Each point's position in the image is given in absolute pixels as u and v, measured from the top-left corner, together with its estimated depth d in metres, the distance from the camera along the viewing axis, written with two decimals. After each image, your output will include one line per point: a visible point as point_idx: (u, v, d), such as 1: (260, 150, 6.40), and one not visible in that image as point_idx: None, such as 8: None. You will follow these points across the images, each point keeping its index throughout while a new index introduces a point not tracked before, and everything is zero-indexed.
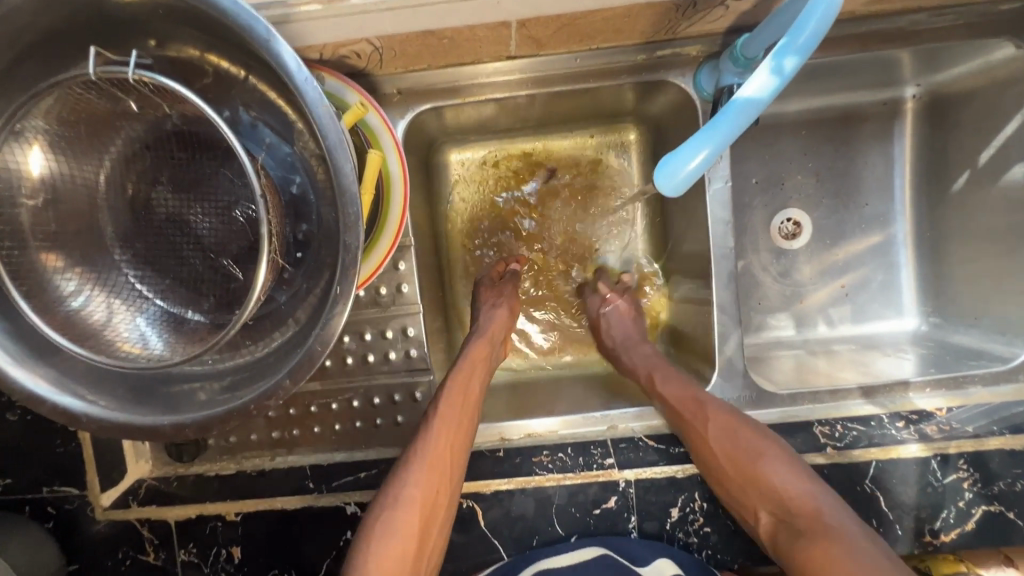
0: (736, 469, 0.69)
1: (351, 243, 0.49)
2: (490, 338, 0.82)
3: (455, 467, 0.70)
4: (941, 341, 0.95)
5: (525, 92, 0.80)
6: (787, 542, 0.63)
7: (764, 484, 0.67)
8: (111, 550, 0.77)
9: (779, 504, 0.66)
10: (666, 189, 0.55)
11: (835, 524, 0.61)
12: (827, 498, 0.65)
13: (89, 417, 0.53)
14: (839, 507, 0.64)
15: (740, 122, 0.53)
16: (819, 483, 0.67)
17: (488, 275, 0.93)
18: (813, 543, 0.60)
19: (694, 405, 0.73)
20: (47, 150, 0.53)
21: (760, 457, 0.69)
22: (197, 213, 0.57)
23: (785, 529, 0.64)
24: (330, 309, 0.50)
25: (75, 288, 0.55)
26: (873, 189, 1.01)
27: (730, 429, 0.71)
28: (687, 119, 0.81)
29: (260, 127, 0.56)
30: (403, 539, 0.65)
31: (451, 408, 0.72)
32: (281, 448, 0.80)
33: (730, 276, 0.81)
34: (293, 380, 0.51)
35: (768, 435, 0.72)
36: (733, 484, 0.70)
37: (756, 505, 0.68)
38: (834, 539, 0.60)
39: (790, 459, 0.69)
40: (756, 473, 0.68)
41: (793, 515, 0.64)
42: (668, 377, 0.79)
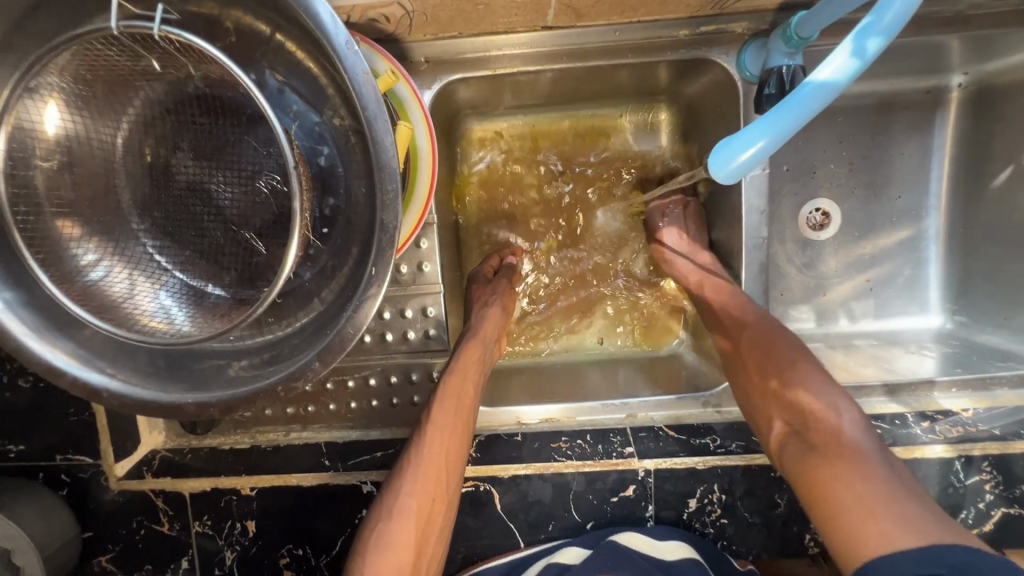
0: (761, 379, 0.66)
1: (388, 222, 0.47)
2: (482, 338, 0.77)
3: (450, 472, 0.69)
4: (966, 341, 0.94)
5: (555, 66, 0.76)
6: (798, 453, 0.59)
7: (788, 396, 0.62)
8: (126, 519, 0.77)
9: (797, 413, 0.61)
10: (719, 176, 0.53)
11: (857, 444, 0.56)
12: (858, 417, 0.59)
13: (111, 392, 0.51)
14: (868, 429, 0.58)
15: (812, 105, 0.49)
16: (850, 401, 0.60)
17: (482, 270, 0.88)
18: (824, 458, 0.56)
19: (734, 314, 0.73)
20: (62, 106, 0.50)
21: (789, 367, 0.64)
22: (220, 181, 0.54)
23: (797, 440, 0.60)
24: (364, 291, 0.48)
25: (94, 258, 0.53)
26: (908, 181, 0.98)
27: (759, 341, 0.69)
28: (725, 99, 0.78)
29: (287, 92, 0.52)
30: (398, 551, 0.65)
31: (443, 413, 0.70)
32: (296, 424, 0.80)
33: (761, 266, 0.79)
34: (322, 362, 0.50)
35: (805, 351, 0.67)
36: (758, 393, 0.67)
37: (775, 416, 0.64)
38: (849, 460, 0.55)
39: (824, 374, 0.63)
40: (780, 383, 0.64)
41: (812, 427, 0.59)
42: (715, 281, 0.78)
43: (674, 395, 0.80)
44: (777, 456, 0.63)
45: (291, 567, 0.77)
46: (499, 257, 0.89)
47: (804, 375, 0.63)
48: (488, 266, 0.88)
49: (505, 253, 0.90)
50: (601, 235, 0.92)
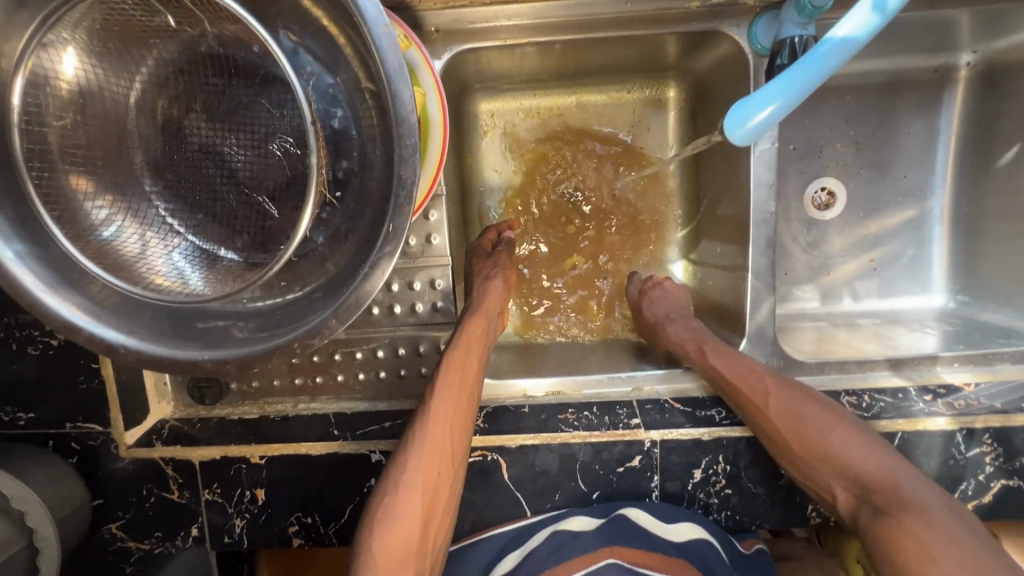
0: (805, 448, 0.68)
1: (406, 178, 0.47)
2: (485, 313, 0.77)
3: (454, 445, 0.70)
4: (968, 319, 0.95)
5: (564, 37, 0.76)
6: (867, 520, 0.62)
7: (839, 461, 0.66)
8: (136, 487, 0.77)
9: (854, 479, 0.64)
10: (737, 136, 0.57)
11: (916, 498, 0.60)
12: (909, 471, 0.63)
13: (128, 348, 0.51)
14: (921, 481, 0.62)
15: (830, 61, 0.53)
16: (895, 456, 0.65)
17: (480, 245, 0.87)
18: (895, 521, 0.59)
19: (753, 377, 0.72)
20: (81, 53, 0.50)
21: (828, 429, 0.68)
22: (232, 144, 0.54)
23: (864, 505, 0.63)
24: (381, 248, 0.48)
25: (107, 218, 0.53)
26: (913, 161, 0.98)
27: (790, 406, 0.70)
28: (734, 74, 0.78)
29: (301, 53, 0.52)
30: (406, 524, 0.65)
31: (448, 386, 0.71)
32: (304, 395, 0.81)
33: (768, 241, 0.80)
34: (339, 319, 0.50)
35: (839, 410, 0.70)
36: (802, 459, 0.68)
37: (832, 483, 0.66)
38: (917, 516, 0.58)
39: (865, 434, 0.67)
40: (828, 451, 0.66)
41: (873, 491, 0.63)
42: (719, 349, 0.76)
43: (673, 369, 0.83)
44: (847, 521, 0.66)
45: (300, 535, 0.78)
46: (496, 231, 0.89)
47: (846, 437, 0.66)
48: (485, 241, 0.87)
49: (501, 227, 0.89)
50: (609, 214, 0.92)
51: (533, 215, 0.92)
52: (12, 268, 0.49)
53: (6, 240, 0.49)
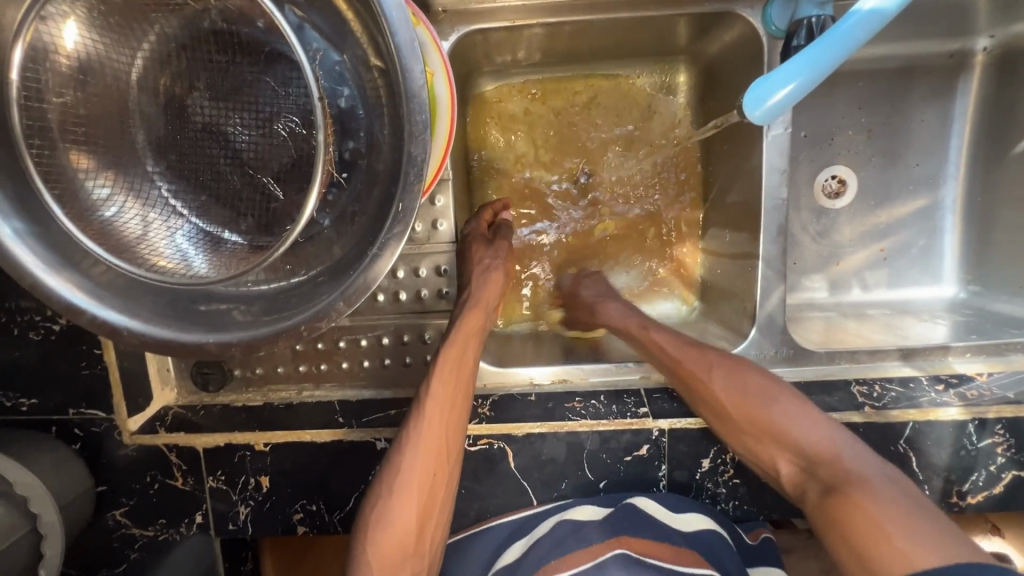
0: (751, 423, 0.69)
1: (416, 155, 0.47)
2: (483, 306, 0.73)
3: (451, 439, 0.69)
4: (980, 309, 0.93)
5: (576, 17, 0.76)
6: (813, 494, 0.62)
7: (783, 434, 0.66)
8: (140, 473, 0.77)
9: (799, 452, 0.65)
10: (754, 115, 0.57)
11: (858, 470, 0.60)
12: (854, 444, 0.63)
13: (130, 331, 0.50)
14: (866, 452, 0.62)
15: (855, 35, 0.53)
16: (840, 429, 0.65)
17: (478, 228, 0.80)
18: (840, 495, 0.58)
19: (696, 354, 0.75)
20: (82, 24, 0.48)
21: (769, 402, 0.69)
22: (236, 123, 0.53)
23: (809, 478, 0.63)
24: (390, 229, 0.48)
25: (108, 197, 0.52)
26: (926, 148, 0.96)
27: (735, 382, 0.71)
28: (747, 57, 0.76)
29: (307, 29, 0.51)
30: (400, 527, 0.65)
31: (443, 385, 0.69)
32: (309, 382, 0.80)
33: (779, 228, 0.79)
34: (346, 302, 0.49)
35: (785, 386, 0.71)
36: (746, 434, 0.69)
37: (777, 457, 0.67)
38: (860, 486, 0.58)
39: (807, 407, 0.68)
40: (771, 424, 0.67)
41: (817, 464, 0.63)
42: (661, 327, 0.79)
43: None
44: (794, 496, 0.66)
45: (304, 522, 0.78)
46: (493, 214, 0.83)
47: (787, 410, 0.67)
48: (482, 223, 0.81)
49: (499, 208, 0.84)
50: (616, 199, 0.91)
51: (538, 202, 0.91)
52: (8, 244, 0.48)
53: (4, 216, 0.48)
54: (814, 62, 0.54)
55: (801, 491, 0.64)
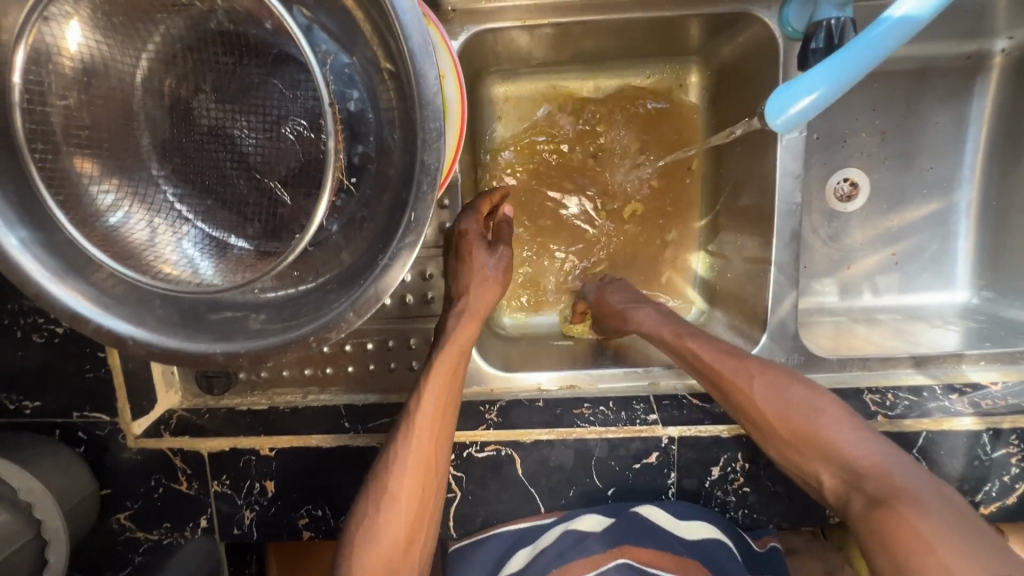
0: (792, 431, 0.64)
1: (429, 164, 0.46)
2: (475, 317, 0.71)
3: (440, 452, 0.69)
4: (993, 316, 0.92)
5: (588, 17, 0.74)
6: (858, 510, 0.58)
7: (828, 445, 0.62)
8: (144, 477, 0.76)
9: (845, 466, 0.60)
10: (776, 122, 0.56)
11: (910, 487, 0.56)
12: (903, 462, 0.59)
13: (137, 340, 0.49)
14: (917, 471, 0.58)
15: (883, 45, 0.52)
16: (888, 444, 0.61)
17: (474, 224, 0.73)
18: (891, 512, 0.55)
19: (735, 361, 0.69)
20: (85, 25, 0.47)
21: (816, 413, 0.64)
22: (243, 127, 0.51)
23: (852, 493, 0.59)
24: (402, 238, 0.47)
25: (113, 203, 0.51)
26: (941, 152, 0.95)
27: (776, 390, 0.66)
28: (761, 59, 0.75)
29: (316, 30, 0.49)
30: (389, 542, 0.66)
31: (432, 401, 0.68)
32: (314, 386, 0.80)
33: (792, 234, 0.77)
34: (356, 313, 0.48)
35: (830, 396, 0.66)
36: (789, 445, 0.64)
37: (818, 469, 0.62)
38: (912, 503, 0.55)
39: (855, 420, 0.63)
40: (817, 436, 0.63)
41: (864, 479, 0.59)
42: (696, 334, 0.74)
43: None
44: (835, 511, 0.62)
45: (310, 527, 0.77)
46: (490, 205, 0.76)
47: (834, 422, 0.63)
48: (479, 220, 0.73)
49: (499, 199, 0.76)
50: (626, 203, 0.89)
51: (547, 204, 0.89)
52: (16, 255, 0.47)
53: (10, 226, 0.47)
54: (840, 70, 0.53)
55: (844, 506, 0.59)
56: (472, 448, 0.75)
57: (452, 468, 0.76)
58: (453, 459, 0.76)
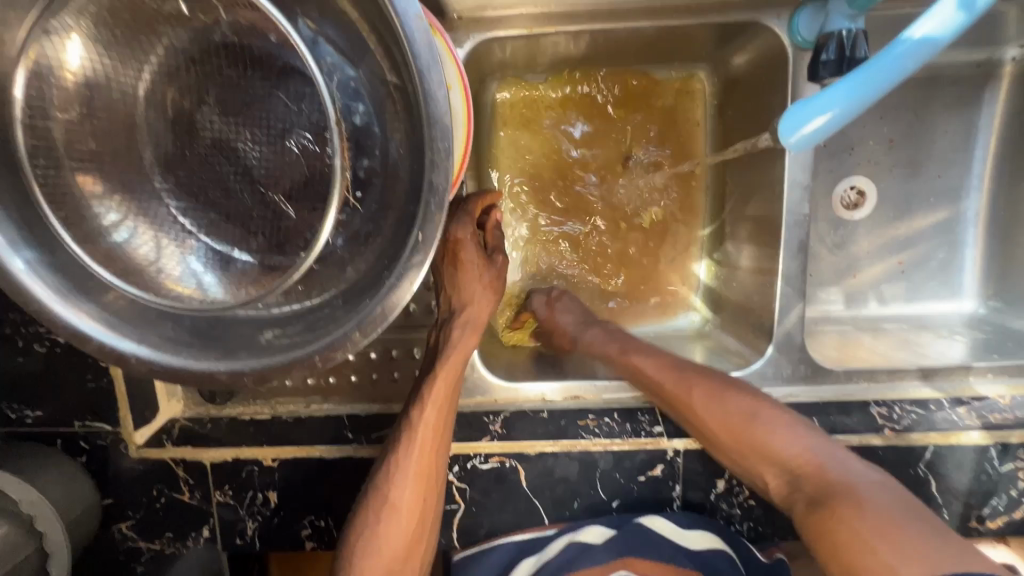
0: (735, 438, 0.69)
1: (437, 184, 0.45)
2: (475, 326, 0.69)
3: (440, 462, 0.69)
4: (1000, 326, 0.92)
5: (594, 26, 0.74)
6: (799, 507, 0.63)
7: (767, 448, 0.67)
8: (145, 487, 0.76)
9: (785, 466, 0.66)
10: (789, 142, 0.56)
11: (843, 480, 0.62)
12: (835, 452, 0.65)
13: (140, 359, 0.49)
14: (849, 460, 0.64)
15: (907, 60, 0.51)
16: (821, 439, 0.67)
17: (467, 229, 0.70)
18: (829, 511, 0.59)
19: (677, 375, 0.72)
20: (86, 40, 0.46)
21: (754, 420, 0.68)
22: (247, 140, 0.51)
23: (795, 491, 0.64)
24: (409, 258, 0.46)
25: (117, 220, 0.50)
26: (950, 160, 0.93)
27: (716, 400, 0.70)
28: (771, 68, 0.74)
29: (321, 43, 0.48)
30: (389, 550, 0.66)
31: (432, 414, 0.67)
32: (316, 395, 0.77)
33: (799, 246, 0.76)
34: (363, 332, 0.47)
35: (762, 397, 0.71)
36: (734, 451, 0.69)
37: (763, 470, 0.68)
38: (845, 497, 0.59)
39: (792, 420, 0.68)
40: (758, 442, 0.67)
41: (803, 477, 0.64)
42: (643, 351, 0.76)
43: None
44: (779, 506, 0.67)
45: (313, 538, 0.77)
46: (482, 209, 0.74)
47: (772, 426, 0.67)
48: (473, 227, 0.71)
49: (490, 203, 0.74)
50: (631, 211, 0.88)
51: (551, 212, 0.88)
52: (24, 279, 0.47)
53: (14, 248, 0.47)
54: (863, 87, 0.52)
55: (788, 504, 0.65)
56: (475, 459, 0.75)
57: (456, 479, 0.76)
58: (457, 470, 0.76)
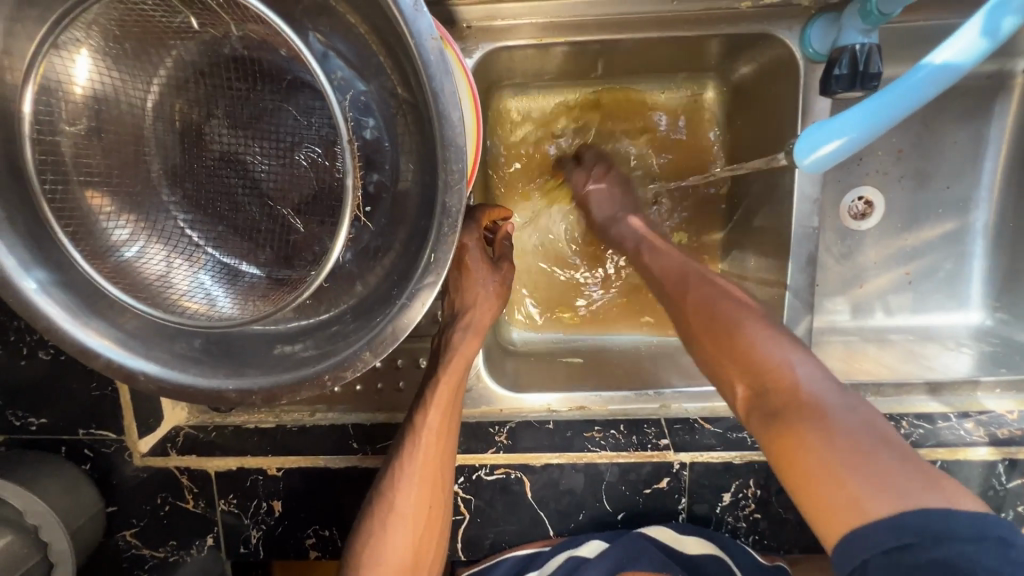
0: (713, 342, 0.62)
1: (450, 205, 0.45)
2: (477, 330, 0.69)
3: (445, 470, 0.68)
4: (1007, 339, 0.92)
5: (602, 36, 0.73)
6: (759, 419, 0.55)
7: (741, 353, 0.59)
8: (150, 495, 0.76)
9: (757, 376, 0.57)
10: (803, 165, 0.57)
11: (816, 399, 0.52)
12: (811, 366, 0.56)
13: (147, 376, 0.48)
14: (828, 379, 0.54)
15: (924, 86, 0.50)
16: (810, 358, 0.57)
17: (474, 237, 0.71)
18: (788, 426, 0.52)
19: (678, 277, 0.69)
20: (95, 56, 0.46)
21: (739, 325, 0.61)
22: (256, 152, 0.50)
23: (759, 405, 0.56)
24: (421, 277, 0.46)
25: (128, 236, 0.50)
26: (960, 170, 0.92)
27: (708, 304, 0.64)
28: (782, 80, 0.74)
29: (331, 57, 0.48)
30: (394, 557, 0.66)
31: (436, 421, 0.67)
32: (322, 404, 0.77)
33: (808, 258, 0.76)
34: (373, 351, 0.47)
35: (752, 308, 0.63)
36: (711, 357, 0.62)
37: (730, 376, 0.60)
38: (812, 419, 0.51)
39: (782, 333, 0.59)
40: (736, 346, 0.60)
41: (771, 390, 0.55)
42: (657, 248, 0.74)
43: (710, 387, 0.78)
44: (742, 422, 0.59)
45: (317, 547, 0.77)
46: (490, 219, 0.74)
47: (755, 334, 0.59)
48: (480, 235, 0.72)
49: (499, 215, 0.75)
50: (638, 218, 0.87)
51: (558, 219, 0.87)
52: (36, 299, 0.46)
53: (26, 268, 0.46)
54: (870, 118, 0.52)
55: (749, 417, 0.57)
56: (480, 471, 0.75)
57: (461, 490, 0.75)
58: (462, 482, 0.75)
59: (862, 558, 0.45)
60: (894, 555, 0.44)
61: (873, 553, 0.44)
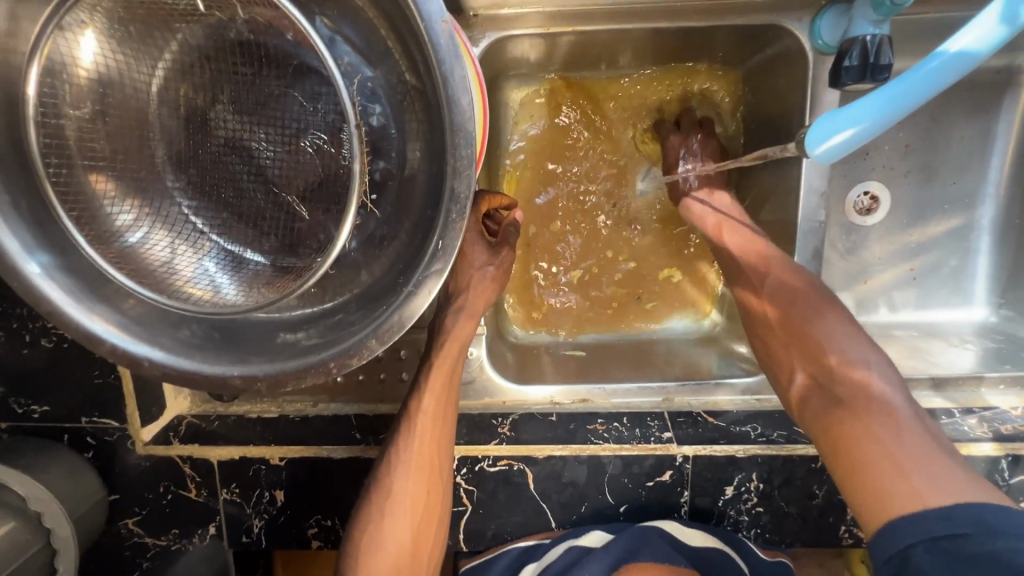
0: (785, 332, 0.65)
1: (459, 191, 0.44)
2: (473, 314, 0.69)
3: (444, 458, 0.68)
4: (1011, 335, 0.92)
5: (611, 26, 0.72)
6: (818, 405, 0.59)
7: (813, 344, 0.61)
8: (152, 483, 0.76)
9: (821, 365, 0.60)
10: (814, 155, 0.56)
11: (885, 399, 0.55)
12: (885, 366, 0.58)
13: (152, 361, 0.48)
14: (898, 381, 0.57)
15: (942, 74, 0.49)
16: (881, 355, 0.59)
17: (476, 227, 0.73)
18: (853, 419, 0.55)
19: (758, 260, 0.70)
20: (102, 34, 0.46)
21: (810, 313, 0.63)
22: (260, 138, 0.50)
23: (821, 394, 0.59)
24: (428, 265, 0.46)
25: (132, 221, 0.50)
26: (967, 166, 0.92)
27: (781, 286, 0.67)
28: (791, 72, 0.73)
29: (339, 42, 0.48)
30: (397, 545, 0.66)
31: (433, 406, 0.66)
32: (324, 395, 0.77)
33: (814, 251, 0.76)
34: (379, 340, 0.47)
35: (821, 293, 0.65)
36: (778, 342, 0.65)
37: (798, 366, 0.63)
38: (881, 416, 0.54)
39: (855, 326, 0.62)
40: (806, 334, 0.62)
41: (836, 380, 0.58)
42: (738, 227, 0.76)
43: (712, 380, 0.78)
44: (793, 408, 0.63)
45: (319, 537, 0.77)
46: (490, 206, 0.74)
47: (826, 325, 0.62)
48: (479, 220, 0.73)
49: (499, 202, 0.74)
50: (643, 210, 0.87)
51: (563, 210, 0.86)
52: (39, 282, 0.46)
53: (28, 251, 0.46)
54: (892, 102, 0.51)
55: (805, 403, 0.61)
56: (484, 462, 0.74)
57: (464, 481, 0.75)
58: (464, 473, 0.75)
59: (907, 543, 0.47)
60: (940, 543, 0.46)
61: (918, 539, 0.47)
